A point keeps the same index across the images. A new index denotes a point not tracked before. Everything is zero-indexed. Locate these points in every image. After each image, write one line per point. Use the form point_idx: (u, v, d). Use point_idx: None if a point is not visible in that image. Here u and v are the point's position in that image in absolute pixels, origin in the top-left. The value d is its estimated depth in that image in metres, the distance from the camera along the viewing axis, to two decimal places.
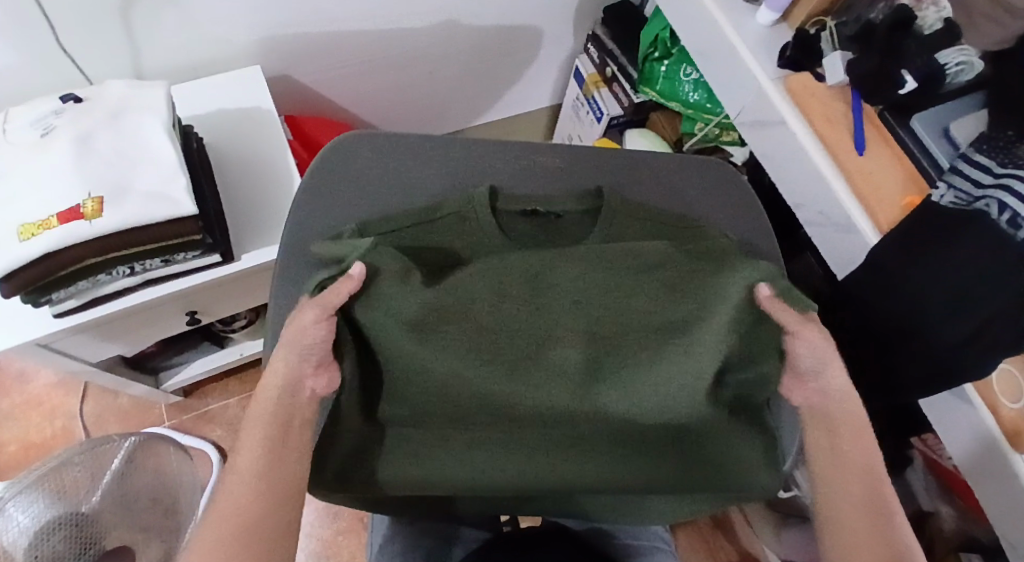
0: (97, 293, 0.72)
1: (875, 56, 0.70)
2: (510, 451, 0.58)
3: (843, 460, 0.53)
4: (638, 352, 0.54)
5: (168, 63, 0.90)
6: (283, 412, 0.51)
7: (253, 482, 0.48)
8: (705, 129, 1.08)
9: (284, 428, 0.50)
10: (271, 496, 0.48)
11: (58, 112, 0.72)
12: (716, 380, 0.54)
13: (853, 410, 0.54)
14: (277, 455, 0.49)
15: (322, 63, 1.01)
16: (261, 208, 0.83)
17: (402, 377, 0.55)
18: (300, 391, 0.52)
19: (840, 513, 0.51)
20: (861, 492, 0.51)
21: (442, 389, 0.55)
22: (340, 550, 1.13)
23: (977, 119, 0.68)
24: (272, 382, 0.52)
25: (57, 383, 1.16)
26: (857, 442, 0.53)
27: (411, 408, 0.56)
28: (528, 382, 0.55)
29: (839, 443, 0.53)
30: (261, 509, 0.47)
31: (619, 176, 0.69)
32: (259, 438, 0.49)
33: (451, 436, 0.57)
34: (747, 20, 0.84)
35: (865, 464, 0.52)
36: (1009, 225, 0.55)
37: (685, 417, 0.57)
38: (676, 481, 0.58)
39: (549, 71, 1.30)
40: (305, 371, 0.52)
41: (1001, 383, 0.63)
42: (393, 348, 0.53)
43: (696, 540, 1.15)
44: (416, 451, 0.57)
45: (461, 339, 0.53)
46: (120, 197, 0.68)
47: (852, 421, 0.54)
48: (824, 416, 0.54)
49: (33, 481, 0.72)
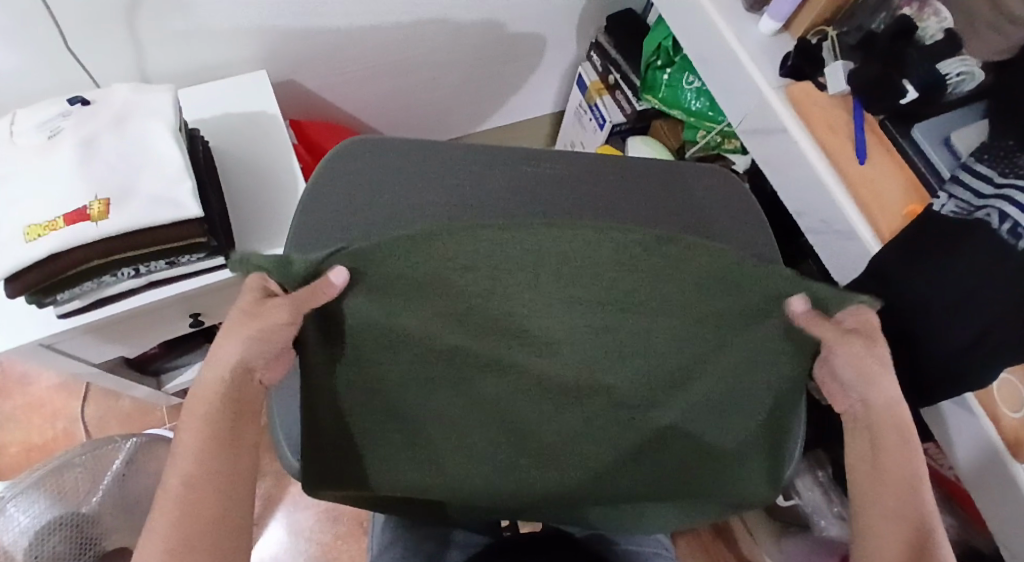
0: (102, 293, 0.72)
1: (877, 65, 0.71)
2: (509, 456, 0.60)
3: (881, 474, 0.52)
4: (654, 357, 0.53)
5: (174, 68, 0.90)
6: (232, 400, 0.52)
7: (201, 469, 0.49)
8: (707, 138, 1.08)
9: (233, 420, 0.51)
10: (220, 491, 0.49)
11: (65, 115, 0.73)
12: (728, 393, 0.55)
13: (895, 417, 0.53)
14: (224, 448, 0.50)
15: (327, 68, 1.02)
16: (264, 212, 0.83)
17: (401, 388, 0.55)
18: (249, 380, 0.53)
19: (876, 521, 0.52)
20: (894, 505, 0.51)
21: (444, 394, 0.56)
22: (340, 554, 1.12)
23: (979, 129, 0.68)
24: (211, 373, 0.52)
25: (60, 385, 1.16)
26: (897, 452, 0.52)
27: (409, 414, 0.57)
28: (534, 388, 0.56)
29: (878, 449, 0.53)
30: (214, 503, 0.48)
31: (619, 181, 0.69)
32: (199, 428, 0.50)
33: (454, 442, 0.59)
34: (749, 29, 0.85)
35: (905, 477, 0.52)
36: (1010, 234, 0.55)
37: (694, 426, 0.57)
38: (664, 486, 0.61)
39: (553, 78, 1.30)
40: (254, 360, 0.53)
41: (1002, 392, 0.63)
42: (391, 355, 0.53)
43: (697, 547, 1.16)
44: (411, 456, 0.60)
45: (470, 345, 0.53)
46: (127, 199, 0.68)
47: (894, 428, 0.53)
48: (867, 425, 0.54)
49: (34, 481, 0.78)
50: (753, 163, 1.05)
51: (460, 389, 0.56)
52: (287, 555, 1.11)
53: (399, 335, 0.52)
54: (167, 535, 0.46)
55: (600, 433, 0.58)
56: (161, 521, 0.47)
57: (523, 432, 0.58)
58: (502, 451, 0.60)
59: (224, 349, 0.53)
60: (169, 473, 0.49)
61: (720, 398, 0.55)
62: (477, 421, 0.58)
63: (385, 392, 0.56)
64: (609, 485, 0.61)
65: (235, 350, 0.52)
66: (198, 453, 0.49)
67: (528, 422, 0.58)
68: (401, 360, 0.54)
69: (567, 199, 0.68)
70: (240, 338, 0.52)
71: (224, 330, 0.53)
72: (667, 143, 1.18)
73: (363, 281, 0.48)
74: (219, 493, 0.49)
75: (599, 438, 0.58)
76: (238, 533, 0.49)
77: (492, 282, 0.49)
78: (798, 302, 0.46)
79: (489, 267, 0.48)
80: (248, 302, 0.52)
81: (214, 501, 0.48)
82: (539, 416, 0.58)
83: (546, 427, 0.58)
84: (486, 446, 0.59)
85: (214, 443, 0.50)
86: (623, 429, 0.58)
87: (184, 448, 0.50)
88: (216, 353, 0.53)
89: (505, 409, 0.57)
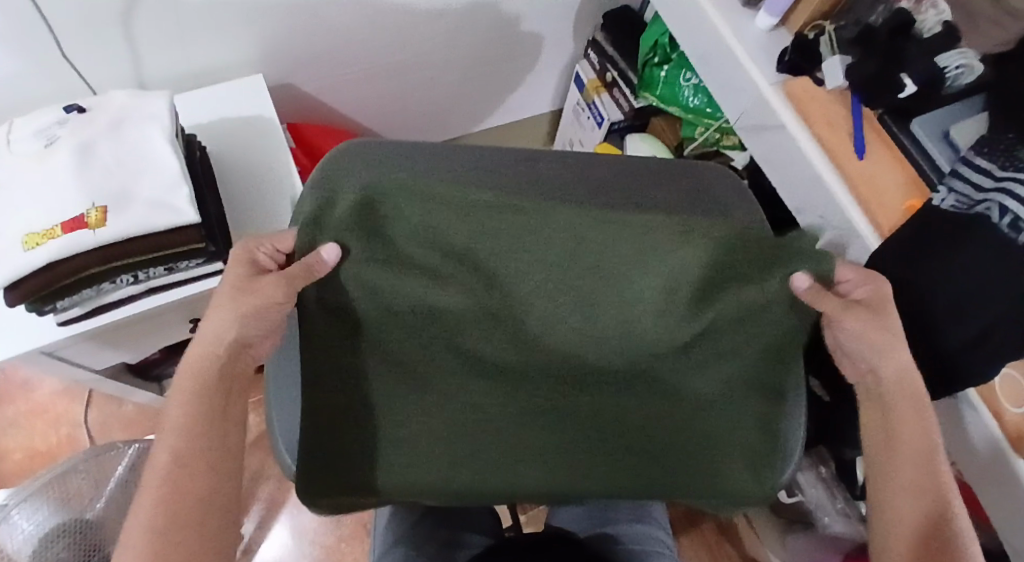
0: (101, 301, 0.72)
1: (875, 61, 0.71)
2: (506, 461, 0.57)
3: (897, 449, 0.54)
4: (667, 338, 0.53)
5: (171, 72, 0.90)
6: (221, 377, 0.54)
7: (190, 444, 0.51)
8: (705, 134, 1.08)
9: (223, 396, 0.53)
10: (205, 471, 0.51)
11: (62, 122, 0.73)
12: (720, 367, 0.56)
13: (908, 389, 0.55)
14: (216, 427, 0.52)
15: (322, 70, 1.01)
16: (263, 214, 0.84)
17: (396, 385, 0.56)
18: (241, 356, 0.55)
19: (895, 497, 0.53)
20: (912, 476, 0.53)
21: (447, 376, 0.56)
22: (343, 557, 1.13)
23: (977, 122, 0.67)
24: (201, 349, 0.54)
25: (61, 391, 1.16)
26: (913, 419, 0.54)
27: (409, 400, 0.56)
28: (528, 365, 0.56)
29: (896, 415, 0.55)
30: (197, 486, 0.50)
31: (616, 180, 0.69)
32: (186, 405, 0.52)
33: (445, 447, 0.57)
34: (746, 25, 0.84)
35: (925, 449, 0.53)
36: (1010, 229, 0.55)
37: (680, 401, 0.57)
38: (670, 484, 0.59)
39: (550, 75, 1.30)
40: (249, 338, 0.54)
41: (1004, 388, 0.63)
42: (394, 333, 0.54)
43: (698, 543, 1.16)
44: (410, 471, 0.56)
45: (470, 322, 0.53)
46: (124, 206, 0.68)
47: (909, 400, 0.55)
48: (878, 397, 0.56)
49: (37, 489, 0.78)
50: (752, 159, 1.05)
51: (463, 373, 0.56)
52: (290, 559, 1.11)
53: (399, 312, 0.53)
54: (154, 512, 0.48)
55: (589, 421, 0.58)
56: (151, 492, 0.49)
57: (513, 423, 0.57)
58: (496, 454, 0.57)
59: (212, 328, 0.54)
60: (156, 450, 0.51)
61: (707, 374, 0.56)
62: (466, 416, 0.57)
63: (377, 388, 0.55)
64: (615, 481, 0.59)
65: (218, 329, 0.54)
66: (187, 432, 0.51)
67: (515, 411, 0.57)
68: (389, 346, 0.55)
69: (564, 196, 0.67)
70: (226, 319, 0.53)
71: (213, 307, 0.55)
72: (666, 140, 1.18)
73: (362, 267, 0.50)
74: (212, 471, 0.51)
75: (601, 425, 0.58)
76: (225, 513, 0.51)
77: (456, 253, 0.49)
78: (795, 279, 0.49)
79: (447, 237, 0.49)
80: (237, 278, 0.54)
81: (208, 478, 0.51)
82: (525, 401, 0.57)
83: (533, 415, 0.57)
84: (480, 448, 0.57)
85: (205, 421, 0.52)
86: (628, 410, 0.57)
87: (171, 425, 0.51)
88: (203, 330, 0.54)
89: (503, 395, 0.57)
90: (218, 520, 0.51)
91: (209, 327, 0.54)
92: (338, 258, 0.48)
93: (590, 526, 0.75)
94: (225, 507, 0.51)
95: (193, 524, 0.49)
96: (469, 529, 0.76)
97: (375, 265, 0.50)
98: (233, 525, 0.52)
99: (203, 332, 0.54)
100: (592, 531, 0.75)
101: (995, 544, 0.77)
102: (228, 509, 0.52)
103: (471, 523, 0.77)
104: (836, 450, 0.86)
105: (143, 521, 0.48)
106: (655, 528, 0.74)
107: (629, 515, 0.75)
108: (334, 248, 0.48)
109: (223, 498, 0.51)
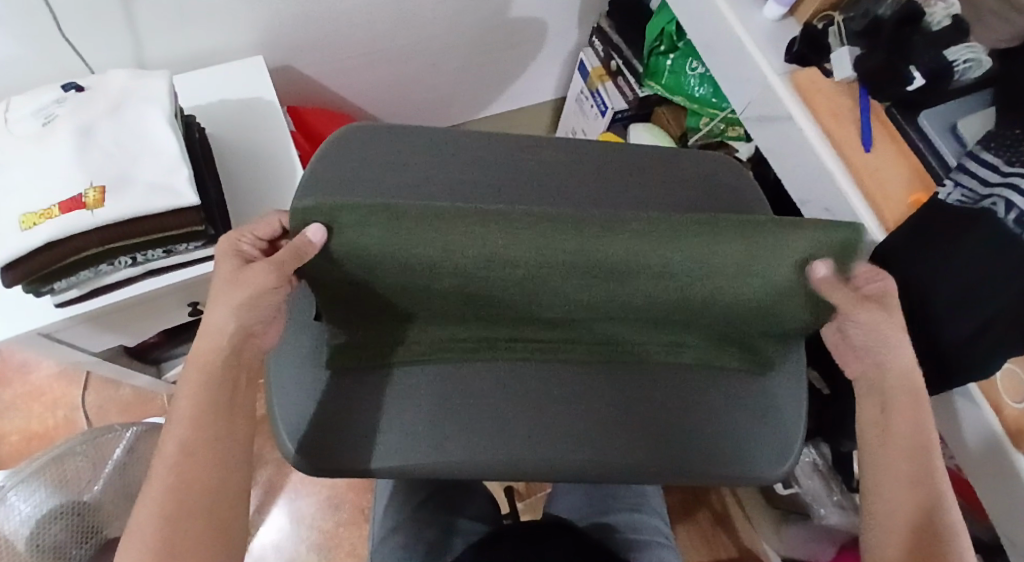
0: (99, 283, 0.72)
1: (883, 53, 0.70)
2: (530, 405, 0.59)
3: (893, 441, 0.55)
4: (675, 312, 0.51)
5: (171, 54, 0.89)
6: (228, 368, 0.54)
7: (195, 432, 0.51)
8: (709, 125, 1.07)
9: (230, 389, 0.53)
10: (214, 456, 0.51)
11: (60, 101, 0.72)
12: (717, 339, 0.55)
13: (908, 381, 0.56)
14: (220, 419, 0.52)
15: (325, 54, 1.00)
16: (262, 196, 0.83)
17: (415, 336, 0.57)
18: (245, 346, 0.55)
19: (892, 491, 0.53)
20: (908, 469, 0.54)
21: (460, 332, 0.57)
22: (341, 542, 1.13)
23: (985, 118, 0.68)
24: (208, 342, 0.53)
25: (59, 374, 1.16)
26: (910, 414, 0.55)
27: (431, 344, 0.58)
28: (523, 322, 0.55)
29: (889, 412, 0.56)
30: (205, 470, 0.50)
31: (623, 166, 0.68)
32: (199, 393, 0.52)
33: (475, 373, 0.60)
34: (754, 15, 0.84)
35: (921, 443, 0.54)
36: (1015, 224, 0.54)
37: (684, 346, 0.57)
38: (670, 454, 0.59)
39: (554, 62, 1.29)
40: (252, 326, 0.55)
41: (1004, 382, 0.63)
42: (407, 308, 0.54)
43: (695, 534, 1.17)
44: (427, 433, 0.58)
45: (450, 299, 0.51)
46: (123, 188, 0.68)
47: (909, 390, 0.56)
48: (878, 389, 0.57)
49: (35, 471, 0.76)
50: (757, 151, 1.05)
51: (474, 328, 0.56)
52: (287, 544, 1.11)
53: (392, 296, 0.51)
54: (161, 497, 0.48)
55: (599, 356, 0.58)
56: (155, 478, 0.49)
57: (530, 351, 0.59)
58: (512, 389, 0.60)
59: (214, 319, 0.53)
60: (165, 435, 0.51)
61: (709, 335, 0.55)
62: (486, 350, 0.59)
63: (402, 339, 0.57)
64: (611, 390, 0.60)
65: (226, 318, 0.53)
66: (195, 420, 0.51)
67: (526, 347, 0.58)
68: (395, 314, 0.54)
69: (569, 185, 0.67)
70: (227, 309, 0.53)
71: (211, 297, 0.54)
72: (669, 130, 1.17)
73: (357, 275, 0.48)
74: (215, 461, 0.51)
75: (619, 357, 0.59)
76: (235, 501, 0.51)
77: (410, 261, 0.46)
78: (822, 265, 0.46)
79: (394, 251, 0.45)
80: (226, 271, 0.54)
81: (212, 463, 0.50)
82: (533, 338, 0.57)
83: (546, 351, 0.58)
84: (495, 416, 0.59)
85: (210, 410, 0.52)
86: (630, 349, 0.58)
87: (181, 413, 0.52)
88: (207, 321, 0.54)
89: (509, 339, 0.57)
90: (223, 507, 0.50)
91: (218, 311, 0.53)
92: (323, 240, 0.45)
93: (589, 516, 0.76)
94: (236, 493, 0.51)
95: (202, 505, 0.49)
96: (466, 516, 0.76)
97: (352, 277, 0.48)
98: (239, 512, 0.51)
99: (213, 318, 0.53)
100: (589, 521, 0.75)
101: (992, 538, 0.77)
102: (239, 493, 0.52)
103: (471, 510, 0.77)
104: (834, 445, 0.86)
105: (147, 507, 0.48)
106: (653, 517, 0.74)
107: (627, 504, 0.75)
108: (318, 229, 0.44)
109: (228, 483, 0.51)
